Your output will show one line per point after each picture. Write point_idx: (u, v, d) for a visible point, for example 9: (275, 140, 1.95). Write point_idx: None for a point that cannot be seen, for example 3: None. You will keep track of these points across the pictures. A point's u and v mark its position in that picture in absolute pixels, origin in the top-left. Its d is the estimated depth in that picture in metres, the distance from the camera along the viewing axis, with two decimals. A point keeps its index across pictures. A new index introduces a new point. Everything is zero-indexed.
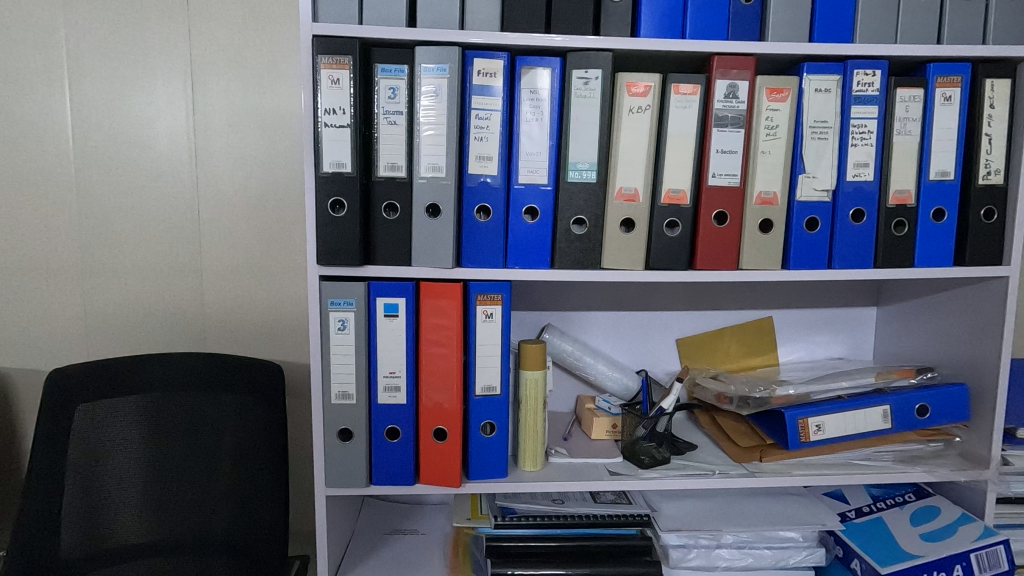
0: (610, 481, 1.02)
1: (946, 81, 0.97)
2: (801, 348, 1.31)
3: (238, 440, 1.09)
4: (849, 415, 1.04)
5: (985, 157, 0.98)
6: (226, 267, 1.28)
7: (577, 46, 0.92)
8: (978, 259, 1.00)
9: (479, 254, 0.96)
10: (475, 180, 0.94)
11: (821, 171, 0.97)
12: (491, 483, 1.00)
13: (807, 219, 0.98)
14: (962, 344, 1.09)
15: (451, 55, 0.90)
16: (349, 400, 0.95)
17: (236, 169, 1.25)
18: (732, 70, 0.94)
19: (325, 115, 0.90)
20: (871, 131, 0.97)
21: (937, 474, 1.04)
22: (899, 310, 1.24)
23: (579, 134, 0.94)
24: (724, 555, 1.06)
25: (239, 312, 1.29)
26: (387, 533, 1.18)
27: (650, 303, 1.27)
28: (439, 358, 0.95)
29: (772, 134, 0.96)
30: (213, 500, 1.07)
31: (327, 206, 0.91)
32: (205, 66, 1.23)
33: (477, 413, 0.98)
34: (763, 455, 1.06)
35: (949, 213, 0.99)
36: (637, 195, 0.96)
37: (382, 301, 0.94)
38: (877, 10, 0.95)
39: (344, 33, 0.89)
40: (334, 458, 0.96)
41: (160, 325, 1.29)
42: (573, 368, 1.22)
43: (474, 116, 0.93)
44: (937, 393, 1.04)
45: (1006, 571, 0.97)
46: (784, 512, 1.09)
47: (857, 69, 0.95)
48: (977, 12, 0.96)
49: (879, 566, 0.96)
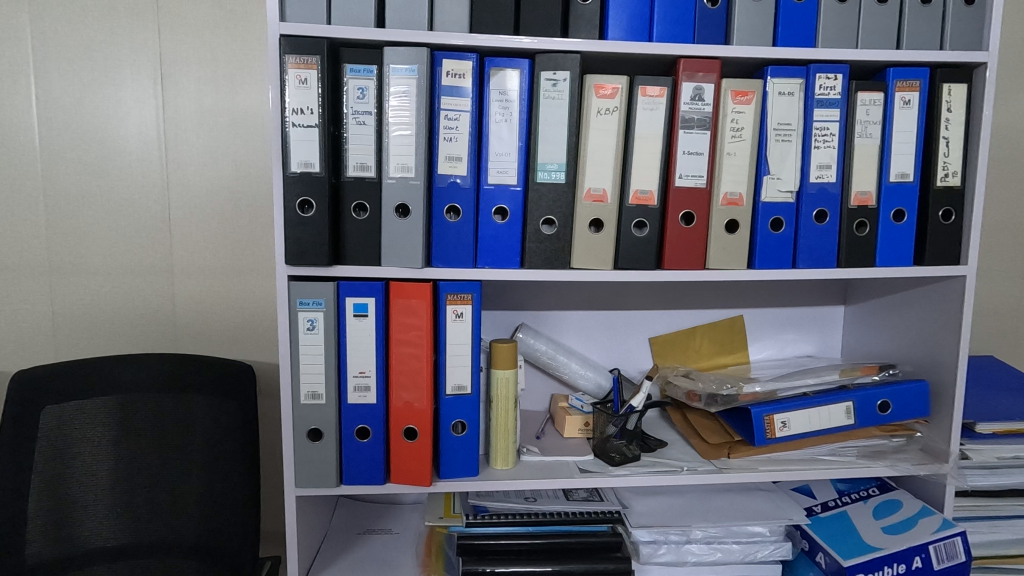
0: (580, 478, 1.02)
1: (906, 85, 0.99)
2: (770, 346, 1.34)
3: (209, 441, 1.09)
4: (814, 412, 1.06)
5: (943, 159, 1.01)
6: (197, 267, 1.27)
7: (545, 48, 0.93)
8: (937, 259, 1.03)
9: (449, 254, 0.96)
10: (445, 181, 0.94)
11: (785, 173, 0.99)
12: (461, 482, 1.00)
13: (771, 220, 1.00)
14: (923, 342, 1.12)
15: (420, 56, 0.90)
16: (318, 400, 0.95)
17: (207, 168, 1.24)
18: (698, 73, 0.96)
19: (293, 115, 0.89)
20: (833, 134, 0.99)
21: (899, 468, 1.07)
22: (864, 309, 1.27)
23: (548, 135, 0.95)
24: (693, 551, 1.07)
25: (211, 312, 1.28)
26: (360, 533, 1.18)
27: (623, 303, 1.29)
28: (409, 357, 0.96)
29: (736, 136, 0.98)
30: (184, 501, 1.07)
31: (295, 206, 0.91)
32: (175, 65, 1.22)
33: (448, 412, 0.98)
34: (731, 452, 1.08)
35: (909, 214, 1.02)
36: (605, 196, 0.97)
37: (351, 301, 0.94)
38: (838, 15, 0.97)
39: (312, 33, 0.89)
40: (304, 458, 0.96)
41: (130, 325, 1.27)
42: (547, 367, 1.23)
43: (443, 117, 0.93)
44: (898, 390, 1.07)
45: (963, 562, 1.00)
46: (751, 508, 1.12)
47: (819, 73, 0.98)
48: (934, 18, 0.98)
49: (842, 559, 0.98)
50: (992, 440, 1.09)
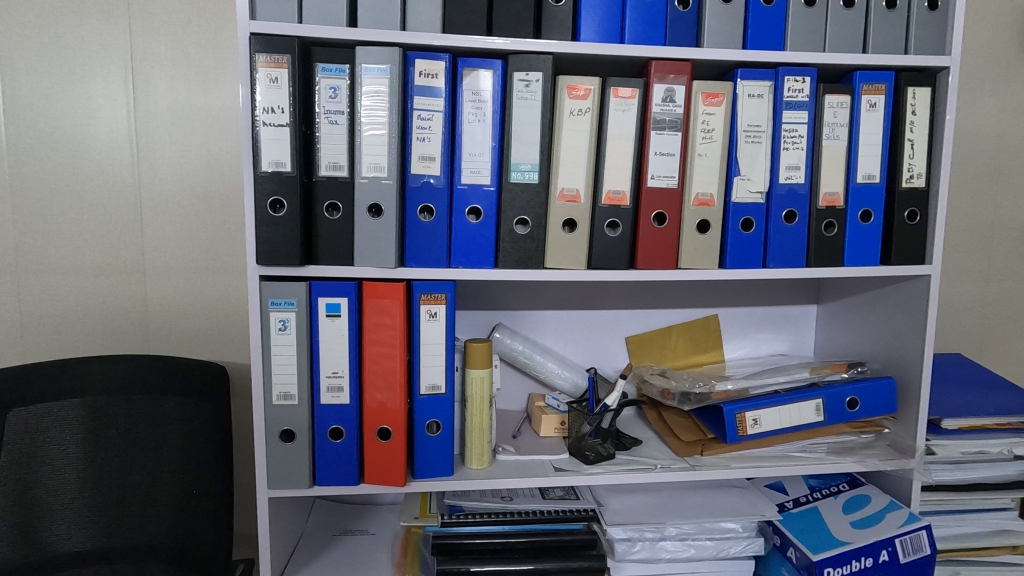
0: (555, 477, 1.03)
1: (872, 88, 1.01)
2: (744, 345, 1.36)
3: (182, 443, 1.07)
4: (784, 409, 1.07)
5: (909, 161, 1.03)
6: (171, 267, 1.26)
7: (517, 49, 0.94)
8: (903, 259, 1.05)
9: (422, 253, 0.96)
10: (418, 180, 0.94)
11: (754, 173, 1.01)
12: (436, 482, 1.00)
13: (742, 220, 1.02)
14: (890, 339, 1.14)
15: (393, 56, 0.90)
16: (291, 400, 0.95)
17: (180, 167, 1.23)
18: (669, 75, 0.97)
19: (263, 113, 0.89)
20: (802, 136, 1.01)
21: (868, 464, 1.09)
22: (836, 308, 1.29)
23: (521, 135, 0.95)
24: (668, 547, 1.08)
25: (185, 312, 1.27)
26: (337, 533, 1.18)
27: (599, 303, 1.30)
28: (382, 358, 0.96)
29: (707, 137, 0.99)
30: (155, 504, 1.06)
31: (266, 205, 0.91)
32: (147, 62, 1.20)
33: (422, 412, 0.98)
34: (704, 449, 1.10)
35: (876, 215, 1.04)
36: (578, 196, 0.98)
37: (324, 301, 0.94)
38: (805, 19, 0.99)
39: (282, 32, 0.88)
40: (276, 458, 0.96)
41: (101, 326, 1.26)
42: (525, 367, 1.24)
43: (416, 116, 0.93)
44: (866, 387, 1.09)
45: (929, 554, 1.02)
46: (725, 505, 1.13)
47: (787, 76, 0.99)
48: (899, 23, 1.00)
49: (811, 553, 0.99)
50: (958, 435, 1.12)
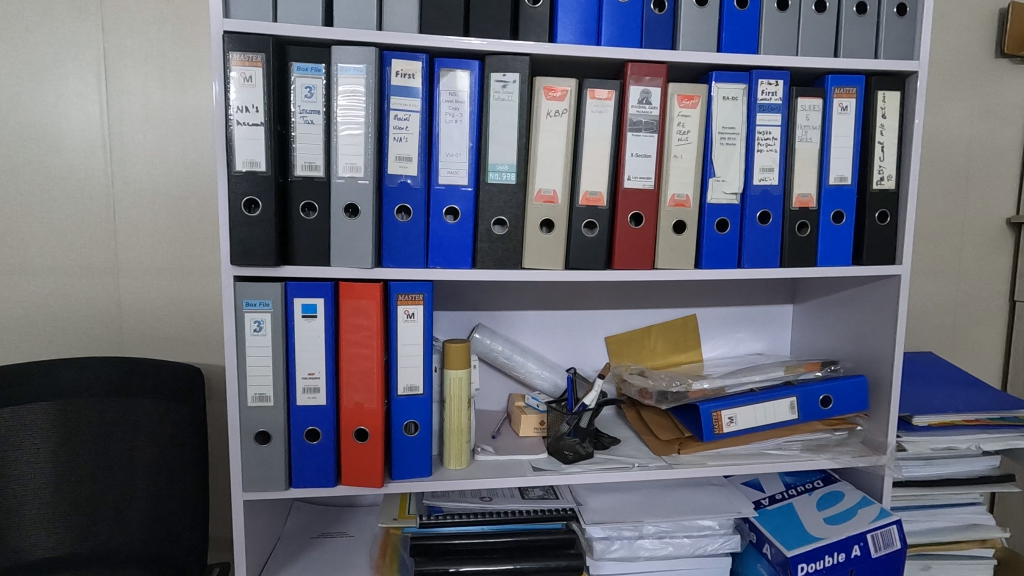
0: (533, 476, 1.03)
1: (843, 92, 1.03)
2: (722, 344, 1.37)
3: (156, 447, 1.06)
4: (759, 407, 1.09)
5: (879, 163, 1.05)
6: (145, 268, 1.24)
7: (494, 50, 0.94)
8: (874, 259, 1.07)
9: (400, 254, 0.96)
10: (395, 181, 0.94)
11: (729, 175, 1.02)
12: (413, 483, 1.00)
13: (717, 221, 1.03)
14: (863, 338, 1.16)
15: (369, 55, 0.90)
16: (266, 402, 0.94)
17: (155, 166, 1.22)
18: (645, 77, 0.98)
19: (237, 113, 0.88)
20: (775, 138, 1.02)
21: (841, 461, 1.11)
22: (811, 308, 1.32)
23: (498, 136, 0.96)
24: (646, 546, 1.09)
25: (160, 313, 1.25)
26: (315, 536, 1.17)
27: (579, 303, 1.30)
28: (359, 358, 0.95)
29: (683, 139, 1.01)
30: (129, 508, 1.04)
31: (240, 205, 0.90)
32: (121, 60, 1.18)
33: (399, 413, 0.98)
34: (681, 448, 1.11)
35: (848, 216, 1.06)
36: (555, 197, 0.99)
37: (299, 301, 0.93)
38: (778, 23, 1.00)
39: (257, 31, 0.88)
40: (251, 461, 0.95)
41: (73, 328, 1.23)
42: (505, 368, 1.25)
43: (393, 116, 0.93)
44: (839, 385, 1.11)
45: (899, 549, 1.04)
46: (702, 503, 1.14)
47: (761, 79, 1.01)
48: (869, 29, 1.03)
49: (786, 549, 1.01)
50: (928, 432, 1.14)
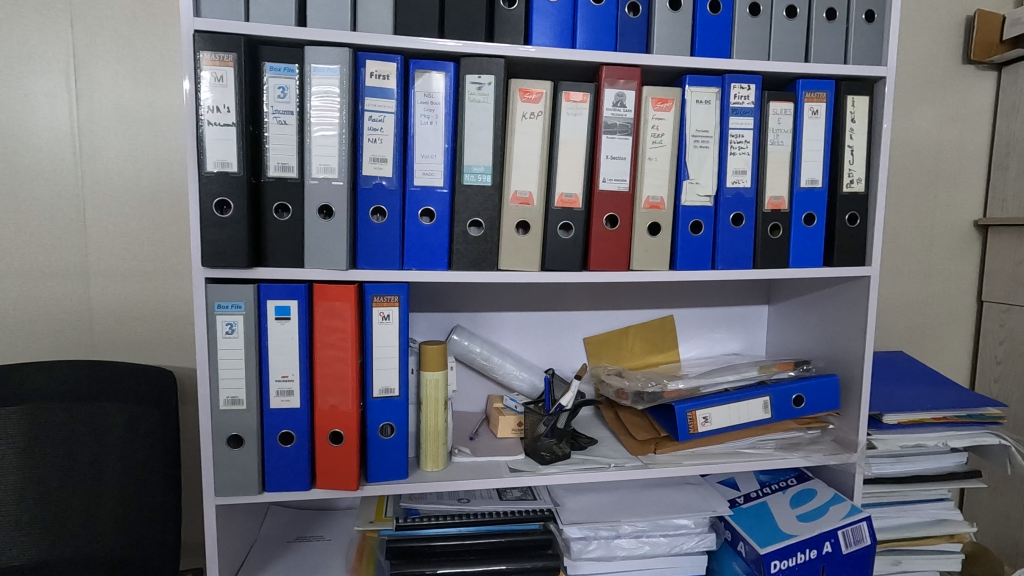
0: (510, 478, 1.03)
1: (814, 96, 1.05)
2: (699, 344, 1.39)
3: (126, 451, 1.04)
4: (733, 407, 1.10)
5: (849, 166, 1.07)
6: (117, 270, 1.22)
7: (470, 52, 0.94)
8: (845, 260, 1.09)
9: (374, 255, 0.96)
10: (370, 182, 0.94)
11: (703, 177, 1.03)
12: (389, 485, 0.99)
13: (691, 222, 1.04)
14: (834, 338, 1.18)
15: (342, 56, 0.89)
16: (239, 405, 0.93)
17: (126, 166, 1.20)
18: (619, 80, 0.99)
19: (208, 112, 0.87)
20: (747, 141, 1.04)
21: (812, 459, 1.13)
22: (785, 308, 1.34)
23: (473, 138, 0.96)
24: (623, 545, 1.09)
25: (131, 316, 1.23)
26: (290, 540, 1.16)
27: (557, 304, 1.31)
28: (334, 361, 0.95)
29: (657, 142, 1.02)
30: (98, 514, 1.02)
31: (212, 206, 0.89)
32: (90, 57, 1.16)
33: (375, 415, 0.97)
34: (657, 447, 1.11)
35: (819, 218, 1.08)
36: (531, 198, 0.99)
37: (272, 303, 0.92)
38: (750, 28, 1.02)
39: (229, 30, 0.87)
40: (224, 465, 0.93)
41: (40, 331, 1.21)
42: (483, 369, 1.25)
43: (368, 117, 0.92)
44: (811, 384, 1.13)
45: (869, 544, 1.06)
46: (678, 501, 1.15)
47: (733, 83, 1.02)
48: (838, 35, 1.05)
49: (759, 546, 1.02)
50: (898, 430, 1.16)
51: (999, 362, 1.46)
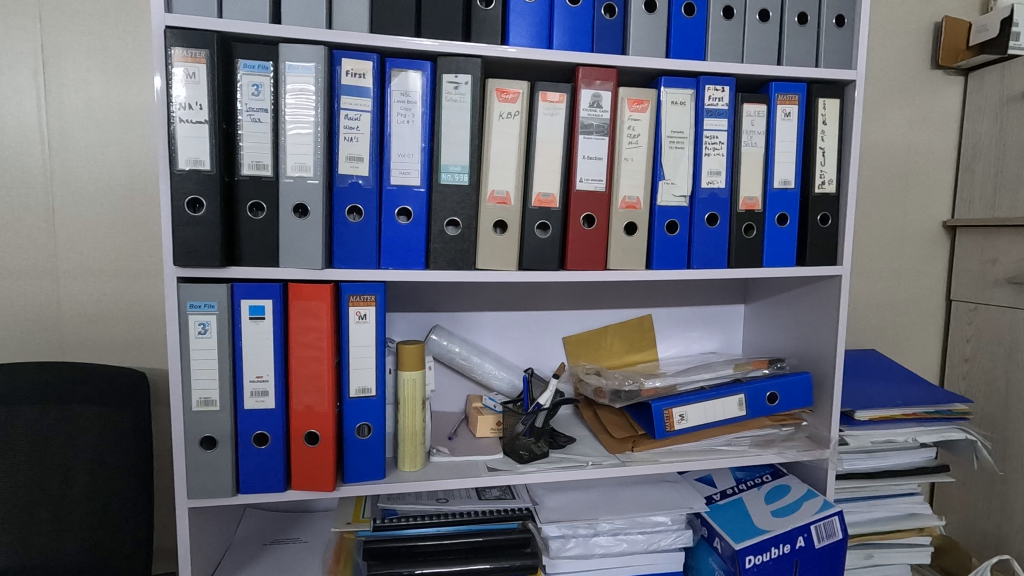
0: (488, 477, 1.03)
1: (786, 98, 1.07)
2: (677, 343, 1.40)
3: (96, 453, 1.02)
4: (708, 405, 1.12)
5: (820, 168, 1.09)
6: (87, 269, 1.19)
7: (446, 51, 0.94)
8: (817, 260, 1.11)
9: (351, 254, 0.95)
10: (346, 181, 0.93)
11: (679, 178, 1.04)
12: (366, 485, 0.98)
13: (667, 223, 1.05)
14: (807, 337, 1.20)
15: (317, 55, 0.89)
16: (212, 406, 0.91)
17: (96, 164, 1.18)
18: (596, 81, 0.99)
19: (180, 109, 0.86)
20: (722, 142, 1.05)
21: (786, 455, 1.15)
22: (761, 307, 1.36)
23: (450, 137, 0.96)
24: (601, 543, 1.09)
25: (101, 317, 1.21)
26: (267, 543, 1.15)
27: (536, 303, 1.31)
28: (310, 361, 0.94)
29: (633, 142, 1.03)
30: (68, 516, 1.00)
31: (184, 205, 0.87)
32: (59, 54, 1.14)
33: (352, 416, 0.97)
34: (634, 446, 1.12)
35: (791, 218, 1.09)
36: (508, 198, 0.99)
37: (246, 303, 0.91)
38: (723, 31, 1.03)
39: (202, 26, 0.86)
40: (196, 468, 0.92)
41: (7, 332, 1.18)
42: (462, 368, 1.25)
43: (343, 116, 0.92)
44: (785, 382, 1.15)
45: (840, 539, 1.08)
46: (656, 499, 1.15)
47: (708, 85, 1.04)
48: (810, 39, 1.07)
49: (734, 542, 1.03)
50: (869, 426, 1.19)
51: (967, 360, 1.49)
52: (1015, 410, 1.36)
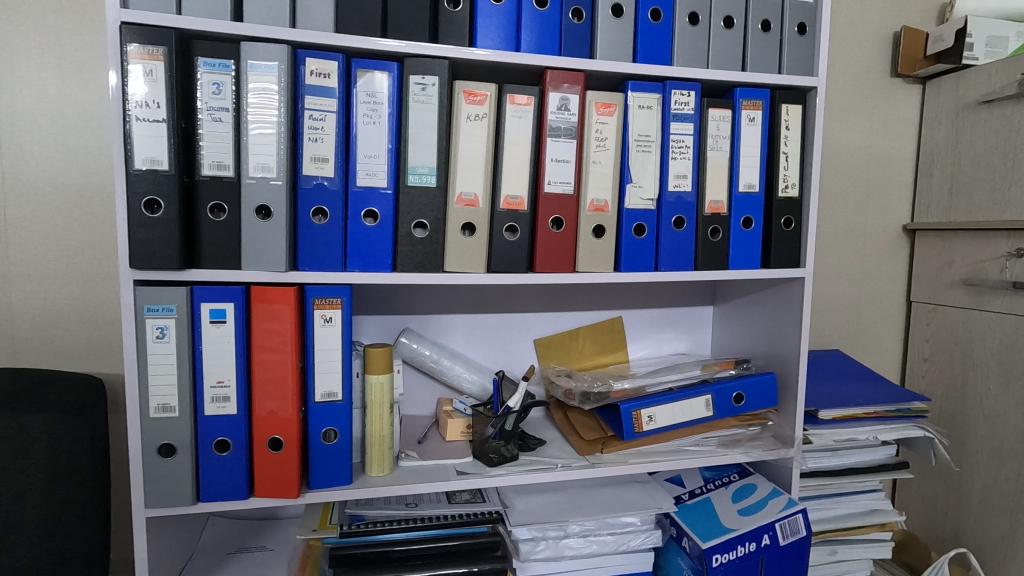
0: (457, 480, 1.02)
1: (750, 104, 1.09)
2: (648, 345, 1.42)
3: (47, 461, 0.98)
4: (676, 406, 1.13)
5: (784, 172, 1.11)
6: (40, 272, 1.15)
7: (413, 52, 0.93)
8: (781, 262, 1.13)
9: (316, 256, 0.94)
10: (311, 182, 0.92)
11: (646, 181, 1.05)
12: (332, 492, 0.97)
13: (635, 225, 1.06)
14: (772, 337, 1.23)
15: (280, 54, 0.87)
16: (170, 413, 0.89)
17: (52, 163, 1.14)
18: (563, 84, 1.00)
19: (136, 108, 0.83)
20: (688, 146, 1.07)
21: (752, 454, 1.17)
22: (728, 309, 1.38)
23: (417, 139, 0.95)
24: (571, 545, 1.09)
25: (54, 321, 1.17)
26: (231, 552, 1.12)
27: (507, 306, 1.31)
28: (273, 365, 0.92)
29: (601, 146, 1.03)
30: (17, 526, 0.96)
31: (140, 206, 0.85)
32: (12, 49, 1.10)
33: (317, 420, 0.95)
34: (603, 447, 1.13)
35: (756, 221, 1.12)
36: (476, 200, 0.99)
37: (207, 307, 0.89)
38: (689, 37, 1.05)
39: (159, 23, 0.84)
40: (154, 476, 0.90)
41: None
42: (433, 371, 1.24)
43: (308, 116, 0.90)
44: (751, 382, 1.16)
45: (805, 536, 1.10)
46: (626, 500, 1.16)
47: (674, 90, 1.05)
48: (773, 46, 1.09)
49: (702, 541, 1.04)
50: (832, 424, 1.21)
51: (926, 359, 1.54)
52: (971, 408, 1.40)
